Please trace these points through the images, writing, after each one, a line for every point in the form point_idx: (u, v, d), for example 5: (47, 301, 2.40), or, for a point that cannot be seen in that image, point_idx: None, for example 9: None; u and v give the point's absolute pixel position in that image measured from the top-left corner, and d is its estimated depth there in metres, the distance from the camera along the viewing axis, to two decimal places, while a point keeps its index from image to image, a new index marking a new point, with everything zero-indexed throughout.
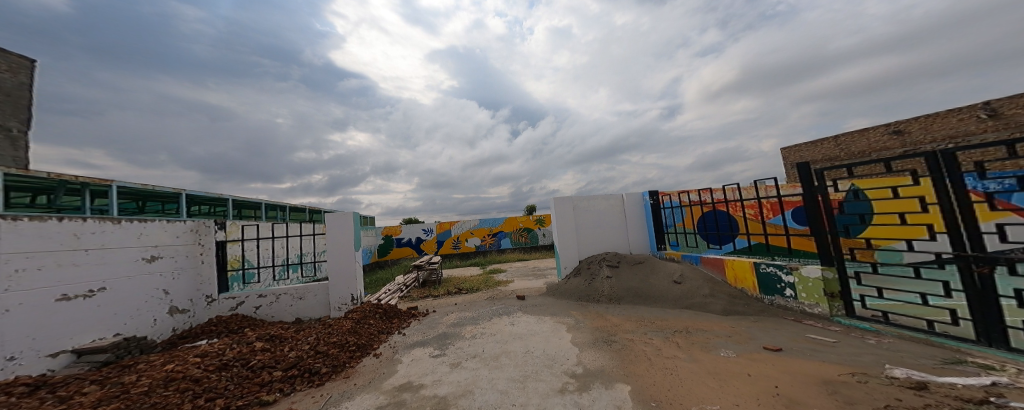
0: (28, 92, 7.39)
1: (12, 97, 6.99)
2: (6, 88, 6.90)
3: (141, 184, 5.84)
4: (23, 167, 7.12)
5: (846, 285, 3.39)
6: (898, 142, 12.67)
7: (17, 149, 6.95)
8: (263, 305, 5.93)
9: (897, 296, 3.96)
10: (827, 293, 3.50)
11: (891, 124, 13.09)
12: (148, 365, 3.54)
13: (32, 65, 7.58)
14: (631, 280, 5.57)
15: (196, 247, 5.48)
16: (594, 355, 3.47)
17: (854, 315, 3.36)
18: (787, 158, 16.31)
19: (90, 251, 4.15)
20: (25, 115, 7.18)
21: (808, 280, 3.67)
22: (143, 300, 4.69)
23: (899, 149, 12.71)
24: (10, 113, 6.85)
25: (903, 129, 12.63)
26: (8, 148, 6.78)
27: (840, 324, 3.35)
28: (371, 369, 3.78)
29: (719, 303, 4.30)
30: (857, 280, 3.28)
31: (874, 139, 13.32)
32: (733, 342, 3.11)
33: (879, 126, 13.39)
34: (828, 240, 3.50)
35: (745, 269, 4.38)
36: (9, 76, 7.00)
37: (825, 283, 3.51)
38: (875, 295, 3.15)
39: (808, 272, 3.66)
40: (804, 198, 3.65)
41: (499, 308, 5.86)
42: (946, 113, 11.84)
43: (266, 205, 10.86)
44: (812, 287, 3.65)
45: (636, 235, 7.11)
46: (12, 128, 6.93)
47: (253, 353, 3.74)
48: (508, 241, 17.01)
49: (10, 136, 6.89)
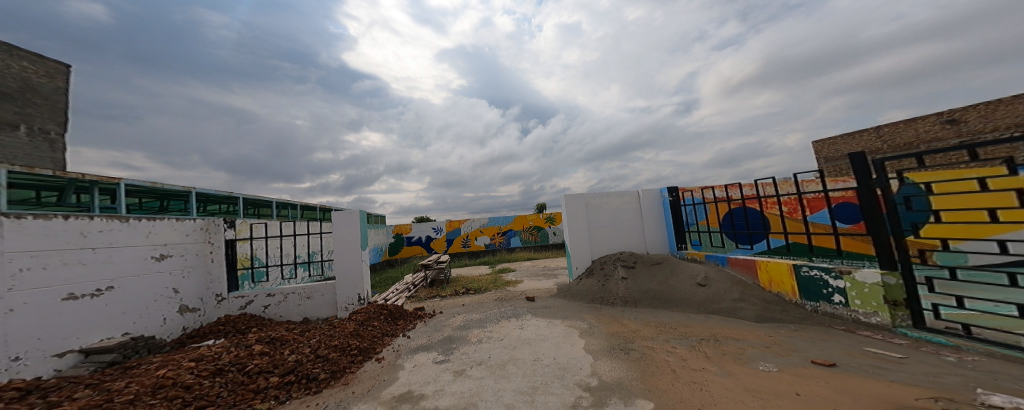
0: (64, 95, 7.62)
1: (49, 101, 7.21)
2: (44, 92, 7.12)
3: (149, 182, 5.79)
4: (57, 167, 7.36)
5: (912, 292, 2.95)
6: (953, 131, 11.77)
7: (54, 150, 7.18)
8: (271, 304, 5.83)
9: (977, 305, 3.42)
10: (888, 301, 3.07)
11: (944, 113, 12.21)
12: (143, 370, 3.40)
13: (68, 69, 7.81)
14: (648, 281, 5.20)
15: (206, 246, 5.42)
16: (609, 365, 3.16)
17: (923, 327, 2.90)
18: (821, 151, 15.56)
19: (97, 250, 4.07)
20: (61, 117, 7.42)
21: (863, 285, 3.24)
22: (152, 299, 4.61)
23: (953, 139, 11.82)
24: (48, 117, 7.09)
25: (958, 118, 11.74)
26: (46, 149, 7.01)
27: (904, 336, 2.90)
28: (371, 375, 3.57)
29: (752, 308, 3.90)
30: (928, 287, 2.83)
31: (924, 129, 12.46)
32: (771, 354, 2.73)
33: (930, 116, 12.50)
34: (891, 241, 3.09)
35: (781, 272, 3.97)
36: (46, 81, 7.22)
37: (885, 289, 3.08)
38: (953, 305, 2.70)
39: (864, 277, 3.21)
40: (859, 193, 3.26)
41: (507, 310, 5.58)
42: (1011, 100, 10.90)
43: (278, 204, 10.90)
44: (868, 293, 3.21)
45: (653, 233, 6.71)
46: (51, 130, 7.16)
47: (250, 358, 3.56)
48: (519, 240, 16.72)
49: (48, 138, 7.14)
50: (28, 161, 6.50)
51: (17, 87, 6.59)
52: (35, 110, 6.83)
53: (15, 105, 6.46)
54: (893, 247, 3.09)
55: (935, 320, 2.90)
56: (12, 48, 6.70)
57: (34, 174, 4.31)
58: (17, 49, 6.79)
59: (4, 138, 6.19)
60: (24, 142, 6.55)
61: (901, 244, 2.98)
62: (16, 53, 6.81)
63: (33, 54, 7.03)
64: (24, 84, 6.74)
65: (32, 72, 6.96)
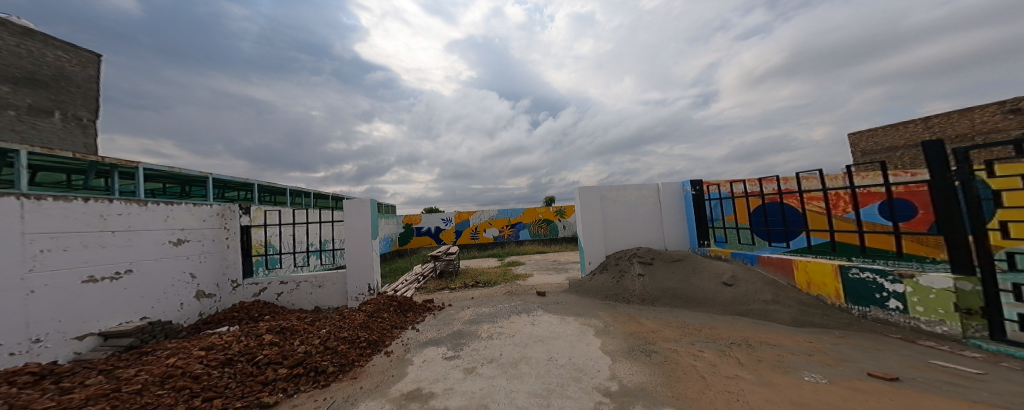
0: (97, 84, 7.71)
1: (81, 89, 7.28)
2: (77, 80, 7.20)
3: (166, 167, 5.75)
4: (93, 153, 7.49)
5: (993, 300, 2.65)
6: (1016, 122, 10.91)
7: (87, 137, 7.31)
8: (284, 292, 5.80)
9: None
10: (960, 309, 2.76)
11: (1008, 102, 11.28)
12: (155, 357, 3.35)
13: (99, 57, 7.87)
14: (668, 279, 4.93)
15: (223, 231, 5.40)
16: (629, 368, 2.93)
17: (1001, 339, 2.60)
18: (858, 144, 14.84)
19: (116, 233, 4.05)
20: (94, 105, 7.51)
21: (929, 291, 2.93)
22: (170, 284, 4.60)
23: (1016, 130, 11.00)
24: (81, 104, 7.18)
25: (1022, 108, 10.78)
26: (79, 135, 7.13)
27: (979, 348, 2.60)
28: (379, 369, 3.45)
29: (787, 311, 3.63)
30: (1014, 294, 2.55)
31: (981, 119, 11.63)
32: (817, 363, 2.46)
33: (991, 104, 11.60)
34: (968, 241, 2.81)
35: (825, 273, 3.68)
36: (79, 69, 7.29)
37: (957, 296, 2.77)
38: None
39: (931, 281, 2.90)
40: (933, 187, 3.00)
41: (518, 305, 5.40)
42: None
43: (291, 192, 10.95)
44: (934, 299, 2.90)
45: (673, 229, 6.41)
46: (84, 117, 7.27)
47: (260, 348, 3.48)
48: (528, 232, 16.52)
49: (81, 124, 7.23)
50: (62, 147, 6.62)
51: (53, 75, 6.67)
52: (69, 97, 6.93)
53: (51, 92, 6.55)
54: (972, 251, 2.79)
55: (1018, 331, 2.59)
56: (47, 37, 6.76)
57: (56, 156, 4.24)
58: (52, 39, 6.84)
59: (40, 124, 6.28)
60: (59, 128, 6.66)
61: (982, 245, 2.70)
62: (52, 40, 6.88)
63: (65, 43, 7.08)
64: (58, 72, 6.81)
65: (66, 60, 7.03)
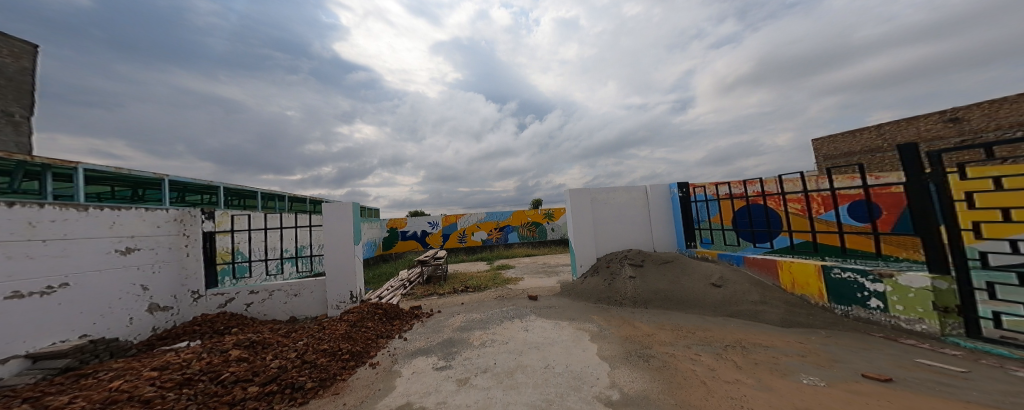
0: (31, 77, 7.03)
1: (14, 82, 6.62)
2: (8, 73, 6.53)
3: (113, 168, 5.24)
4: (27, 154, 6.80)
5: (967, 297, 2.75)
6: (955, 130, 11.86)
7: (19, 135, 6.62)
8: (255, 302, 5.43)
9: None
10: (939, 307, 2.86)
11: (947, 111, 12.30)
12: (96, 380, 2.95)
13: (36, 49, 7.19)
14: (658, 281, 4.95)
15: (182, 238, 4.99)
16: (629, 375, 2.87)
17: (978, 336, 2.71)
18: (820, 149, 15.64)
19: (48, 243, 3.63)
20: (27, 100, 6.85)
21: (908, 290, 3.03)
22: (117, 297, 4.18)
23: (954, 138, 11.87)
24: (12, 99, 6.52)
25: (961, 116, 11.83)
26: (10, 133, 6.47)
27: (957, 346, 2.70)
28: (365, 383, 3.25)
29: (775, 312, 3.70)
30: (988, 292, 2.65)
31: (927, 127, 12.66)
32: (811, 365, 2.47)
33: (933, 113, 12.63)
34: (944, 243, 2.92)
35: (808, 273, 3.77)
36: (11, 61, 6.63)
37: (936, 295, 2.88)
38: (1015, 312, 2.50)
39: (910, 280, 3.01)
40: (908, 188, 3.11)
41: (511, 310, 5.27)
42: (1016, 99, 10.98)
43: (264, 195, 10.38)
44: (914, 298, 3.01)
45: (661, 231, 6.48)
46: (14, 113, 6.58)
47: (226, 365, 3.16)
48: (516, 235, 16.43)
49: (12, 121, 6.57)
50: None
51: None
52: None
53: None
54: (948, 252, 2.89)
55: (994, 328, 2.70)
56: None
57: None
58: None
59: None
60: None
61: (957, 247, 2.80)
62: None
63: None
64: None
65: None
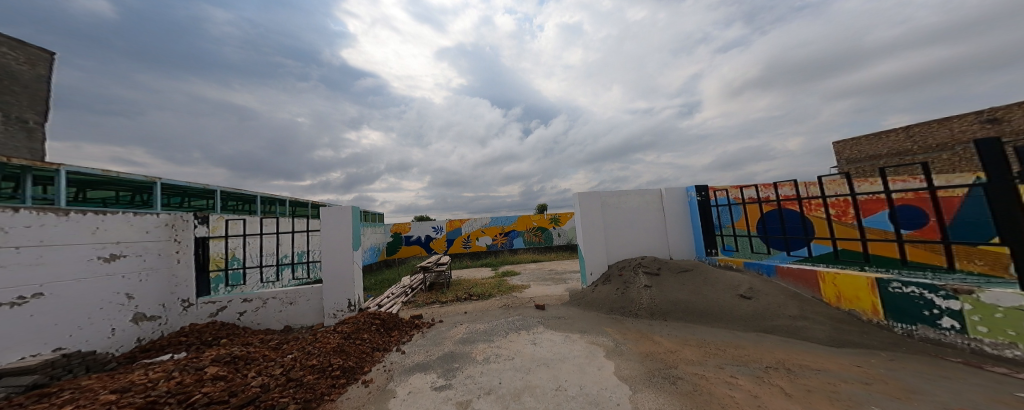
0: (47, 85, 6.93)
1: (29, 90, 6.52)
2: (24, 81, 6.44)
3: (98, 170, 5.06)
4: (38, 159, 6.67)
5: None
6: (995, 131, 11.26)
7: (33, 141, 6.48)
8: (248, 311, 5.14)
9: None
10: None
11: (985, 111, 11.64)
12: (51, 404, 2.63)
13: (52, 56, 7.12)
14: (677, 291, 4.55)
15: (172, 244, 4.72)
16: (653, 401, 2.48)
17: None
18: (842, 152, 15.14)
19: (21, 250, 3.39)
20: (42, 107, 6.73)
21: (994, 309, 2.61)
22: (99, 307, 3.91)
23: None
24: (27, 105, 6.40)
25: (1000, 117, 11.23)
26: (24, 140, 6.29)
27: None
28: (355, 404, 2.90)
29: (820, 329, 3.30)
30: None
31: (962, 127, 12.00)
32: (881, 395, 2.07)
33: (968, 114, 12.00)
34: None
35: (858, 286, 3.40)
36: (27, 69, 6.54)
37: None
38: None
39: (995, 299, 2.59)
40: (991, 182, 2.83)
41: (516, 321, 4.89)
42: None
43: (265, 199, 10.16)
44: (1001, 319, 2.58)
45: (678, 236, 6.09)
46: (30, 120, 6.46)
47: (199, 385, 2.85)
48: (521, 241, 16.05)
49: (26, 128, 6.40)
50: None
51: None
52: (14, 98, 6.17)
53: None
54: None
55: None
56: None
57: None
58: None
59: None
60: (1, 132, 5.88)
61: None
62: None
63: (12, 39, 6.35)
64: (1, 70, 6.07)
65: (12, 58, 6.30)
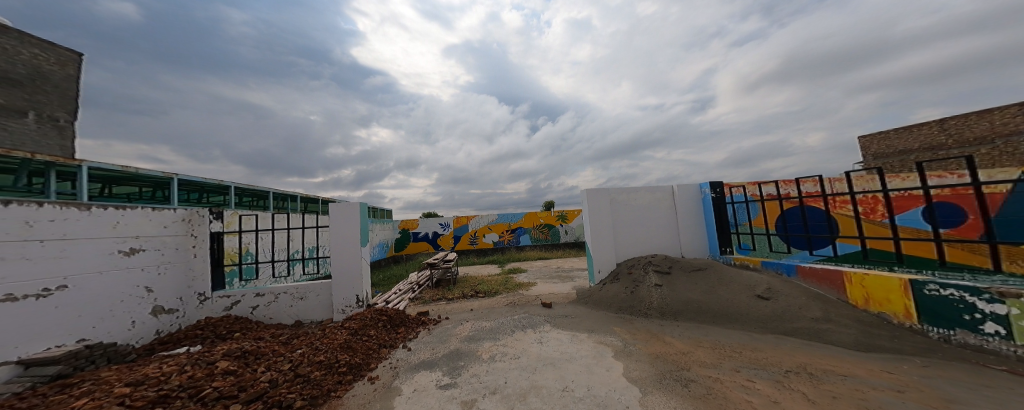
0: (76, 84, 7.17)
1: (60, 89, 6.76)
2: (55, 80, 6.67)
3: (117, 166, 5.18)
4: (69, 156, 6.92)
5: None
6: None
7: (64, 138, 6.72)
8: (260, 305, 5.20)
9: None
10: None
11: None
12: (67, 395, 2.68)
13: (81, 57, 7.36)
14: (688, 290, 4.39)
15: (189, 239, 4.80)
16: (665, 405, 2.37)
17: None
18: (868, 147, 14.50)
19: (45, 243, 3.47)
20: (72, 106, 6.96)
21: None
22: (119, 300, 4.00)
23: None
24: (58, 104, 6.63)
25: None
26: (55, 137, 6.52)
27: None
28: (361, 401, 2.87)
29: (846, 332, 3.12)
30: None
31: (1003, 120, 11.40)
32: (918, 405, 1.91)
33: (1010, 107, 11.41)
34: None
35: (889, 288, 3.21)
36: (58, 69, 6.77)
37: None
38: None
39: None
40: None
41: (522, 319, 4.81)
42: None
43: (276, 196, 10.32)
44: None
45: (690, 234, 5.90)
46: (60, 118, 6.69)
47: (209, 379, 2.87)
48: (529, 238, 15.97)
49: (57, 126, 6.64)
50: (30, 149, 6.05)
51: (27, 73, 6.17)
52: (45, 97, 6.40)
53: (25, 91, 6.06)
54: None
55: None
56: (23, 34, 6.30)
57: None
58: (28, 35, 6.38)
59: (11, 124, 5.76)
60: (32, 130, 6.10)
61: None
62: (28, 39, 6.38)
63: (44, 41, 6.58)
64: (33, 71, 6.30)
65: (44, 59, 6.53)
